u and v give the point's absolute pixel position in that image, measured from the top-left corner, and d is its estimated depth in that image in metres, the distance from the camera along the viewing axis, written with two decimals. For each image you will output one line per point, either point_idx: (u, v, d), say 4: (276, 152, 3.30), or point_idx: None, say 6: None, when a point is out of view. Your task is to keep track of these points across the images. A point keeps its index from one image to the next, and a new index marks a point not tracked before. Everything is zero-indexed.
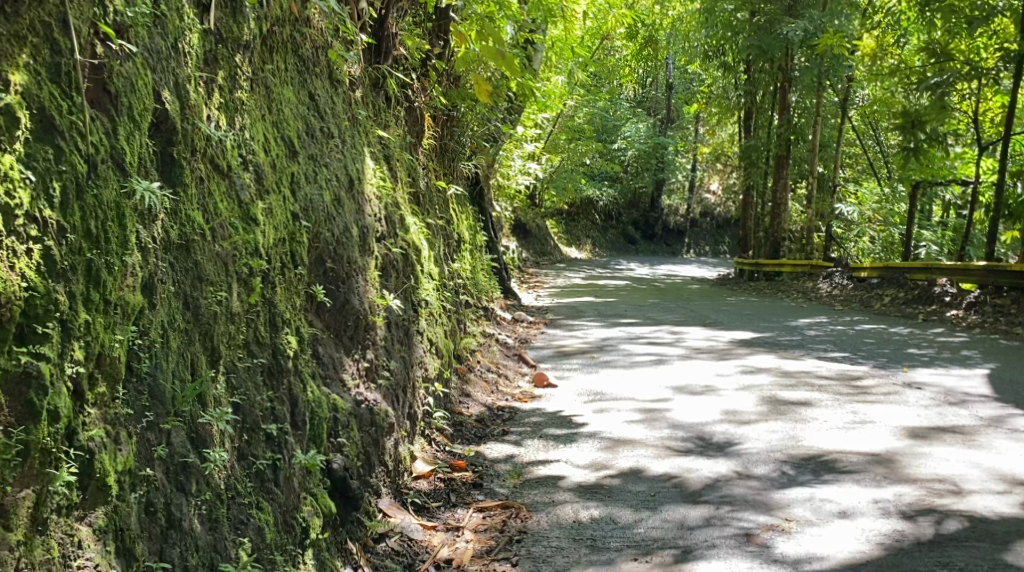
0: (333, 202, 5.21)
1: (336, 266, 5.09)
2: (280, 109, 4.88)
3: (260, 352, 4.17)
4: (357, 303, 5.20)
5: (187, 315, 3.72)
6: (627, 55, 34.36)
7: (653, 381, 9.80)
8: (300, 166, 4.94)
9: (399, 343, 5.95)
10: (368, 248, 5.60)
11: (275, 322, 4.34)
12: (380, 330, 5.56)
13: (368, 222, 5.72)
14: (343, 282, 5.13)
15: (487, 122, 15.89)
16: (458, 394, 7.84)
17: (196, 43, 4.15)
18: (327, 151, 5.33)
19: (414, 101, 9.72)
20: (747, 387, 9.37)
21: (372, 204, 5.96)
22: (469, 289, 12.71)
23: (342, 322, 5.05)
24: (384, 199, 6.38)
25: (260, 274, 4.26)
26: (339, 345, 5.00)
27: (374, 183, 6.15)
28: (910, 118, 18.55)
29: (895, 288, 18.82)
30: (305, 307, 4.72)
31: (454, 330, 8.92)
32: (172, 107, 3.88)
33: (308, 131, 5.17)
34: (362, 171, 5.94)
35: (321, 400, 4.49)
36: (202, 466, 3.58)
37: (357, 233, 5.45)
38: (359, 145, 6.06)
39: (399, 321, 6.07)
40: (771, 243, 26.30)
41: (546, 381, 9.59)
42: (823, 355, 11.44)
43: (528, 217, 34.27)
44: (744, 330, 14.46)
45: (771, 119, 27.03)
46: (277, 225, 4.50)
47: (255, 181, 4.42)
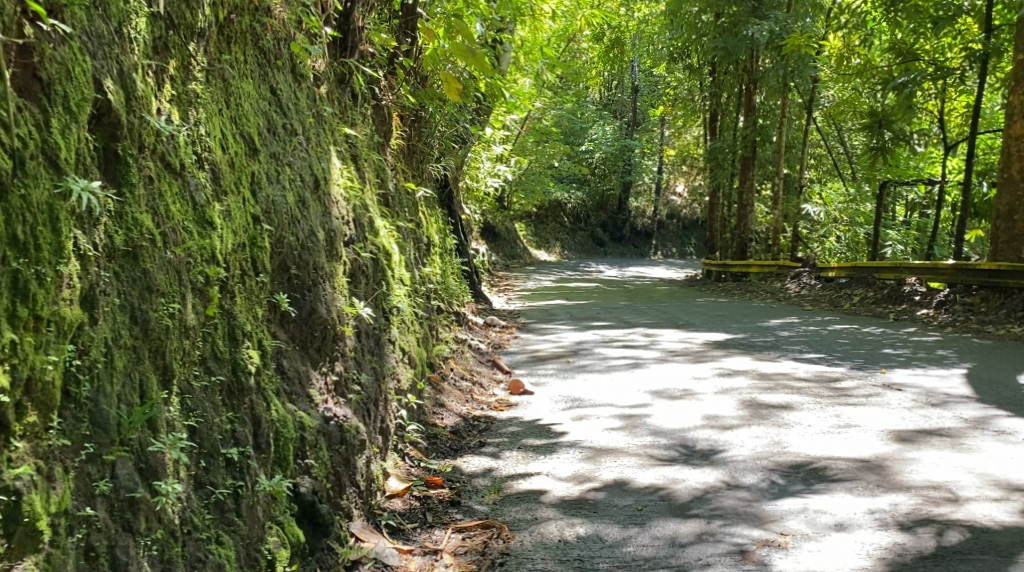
0: (298, 203, 4.90)
1: (303, 274, 4.78)
2: (239, 103, 4.54)
3: (219, 369, 3.84)
4: (325, 314, 4.90)
5: (135, 329, 3.40)
6: (593, 57, 34.17)
7: (630, 386, 9.50)
8: (261, 165, 4.61)
9: (369, 354, 5.64)
10: (335, 253, 5.27)
11: (235, 335, 4.01)
12: (348, 341, 5.26)
13: (336, 225, 5.40)
14: (310, 291, 4.82)
15: (457, 124, 15.59)
16: (432, 406, 7.52)
17: (143, 28, 3.81)
18: (290, 149, 5.01)
19: (382, 100, 9.38)
20: (727, 389, 9.10)
21: (340, 206, 5.65)
22: (440, 294, 12.37)
23: (308, 334, 4.75)
24: (351, 201, 6.07)
25: (217, 283, 3.93)
26: (305, 358, 4.69)
27: (341, 185, 5.84)
28: (878, 118, 18.34)
29: (864, 288, 18.65)
30: (267, 317, 4.40)
31: (426, 338, 8.60)
32: (116, 97, 3.54)
33: (269, 128, 4.85)
34: (329, 171, 5.62)
35: (287, 419, 4.17)
36: (154, 501, 3.26)
37: (324, 237, 5.14)
38: (325, 144, 5.75)
39: (369, 330, 5.76)
40: (738, 244, 26.19)
41: (522, 389, 9.28)
42: (800, 357, 11.16)
43: (497, 220, 33.99)
44: (717, 332, 14.21)
45: (737, 121, 26.90)
46: (235, 229, 4.18)
47: (211, 180, 4.08)
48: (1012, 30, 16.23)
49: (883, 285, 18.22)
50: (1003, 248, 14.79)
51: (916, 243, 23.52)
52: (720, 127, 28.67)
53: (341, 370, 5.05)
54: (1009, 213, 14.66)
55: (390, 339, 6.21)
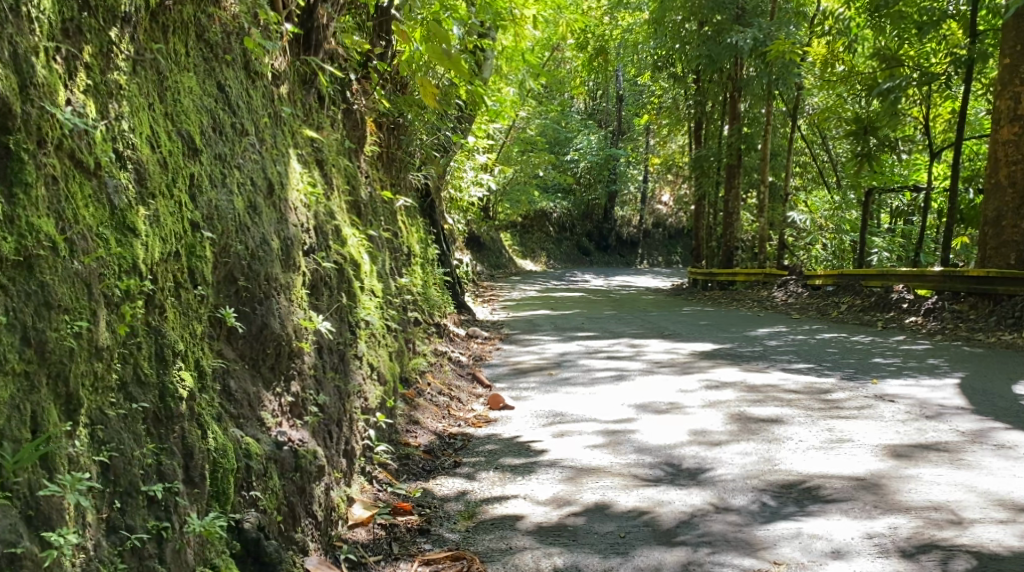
0: (249, 209, 4.54)
1: (254, 287, 4.41)
2: (175, 99, 4.21)
3: (143, 395, 3.55)
4: (279, 329, 4.53)
5: (27, 353, 3.12)
6: (577, 66, 33.84)
7: (615, 400, 9.12)
8: (203, 167, 4.27)
9: (332, 371, 5.28)
10: (293, 262, 4.90)
11: (163, 354, 3.69)
12: (308, 358, 4.87)
13: (295, 233, 5.04)
14: (263, 304, 4.46)
15: (437, 131, 15.21)
16: (405, 424, 7.13)
17: (48, 9, 3.50)
18: (240, 150, 4.67)
19: (352, 102, 8.96)
20: (714, 402, 8.74)
21: (299, 212, 5.27)
22: (418, 304, 11.99)
23: (259, 351, 4.38)
24: (314, 207, 5.70)
25: (137, 296, 3.60)
26: (256, 379, 4.32)
27: (302, 190, 5.46)
28: (863, 124, 17.78)
29: (852, 296, 18.33)
30: (208, 334, 4.07)
31: (400, 352, 8.21)
32: (8, 83, 3.22)
33: (216, 126, 4.50)
34: (287, 175, 5.26)
35: (227, 447, 3.86)
36: (42, 554, 2.96)
37: (280, 245, 4.78)
38: (283, 145, 5.38)
39: (333, 345, 5.40)
40: (724, 252, 25.87)
41: (502, 404, 8.89)
42: (788, 367, 10.78)
43: (482, 230, 33.62)
44: (704, 341, 13.84)
45: (721, 129, 26.61)
46: (166, 236, 3.85)
47: (135, 181, 3.76)
48: (998, 34, 15.79)
49: (870, 292, 17.91)
50: (992, 254, 14.45)
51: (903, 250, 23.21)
52: (706, 135, 28.36)
53: (299, 390, 4.68)
54: (997, 219, 14.33)
55: (357, 354, 5.84)
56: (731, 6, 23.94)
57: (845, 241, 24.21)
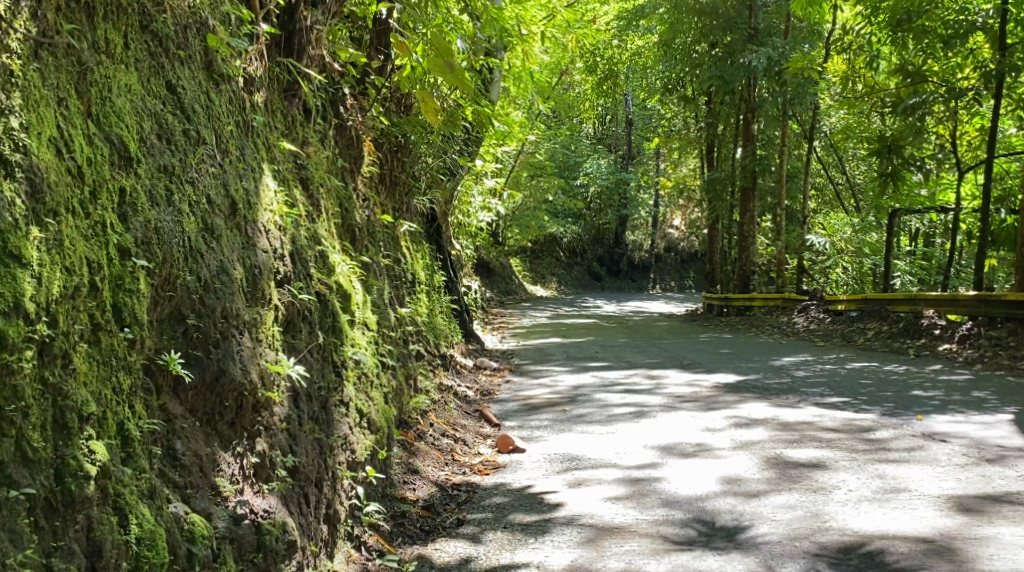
0: (201, 234, 3.96)
1: (204, 327, 3.80)
2: (101, 101, 3.64)
3: (29, 479, 2.93)
4: (241, 376, 3.91)
5: None
6: (586, 89, 33.17)
7: (635, 440, 8.35)
8: (135, 183, 3.69)
9: (311, 422, 4.60)
10: (260, 296, 4.25)
11: (65, 421, 3.09)
12: (277, 410, 4.16)
13: (266, 260, 4.41)
14: (220, 347, 3.86)
15: (444, 154, 14.51)
16: (402, 476, 6.38)
17: None
18: (194, 164, 4.09)
19: (345, 113, 8.15)
20: (745, 443, 7.96)
21: (273, 235, 4.62)
22: (422, 334, 11.25)
23: (213, 402, 3.77)
24: (294, 229, 4.99)
25: (21, 339, 2.98)
26: (211, 439, 3.72)
27: (278, 208, 4.77)
28: (887, 141, 16.52)
29: (877, 322, 17.53)
30: (143, 385, 3.49)
31: (399, 391, 7.47)
32: None
33: (157, 134, 3.93)
34: (259, 192, 4.64)
35: (157, 533, 3.25)
36: None
37: (246, 277, 4.19)
38: (255, 159, 4.78)
39: (313, 390, 4.73)
40: (739, 276, 25.06)
41: (511, 446, 8.11)
42: (820, 402, 9.97)
43: (491, 256, 32.89)
44: (727, 373, 13.03)
45: (735, 152, 25.86)
46: (71, 264, 3.22)
47: (28, 195, 3.12)
48: None
49: (898, 318, 17.08)
50: None
51: (926, 273, 22.36)
52: (718, 158, 27.56)
53: (269, 450, 4.05)
54: None
55: (344, 400, 5.13)
56: (742, 26, 23.34)
57: (866, 264, 23.35)
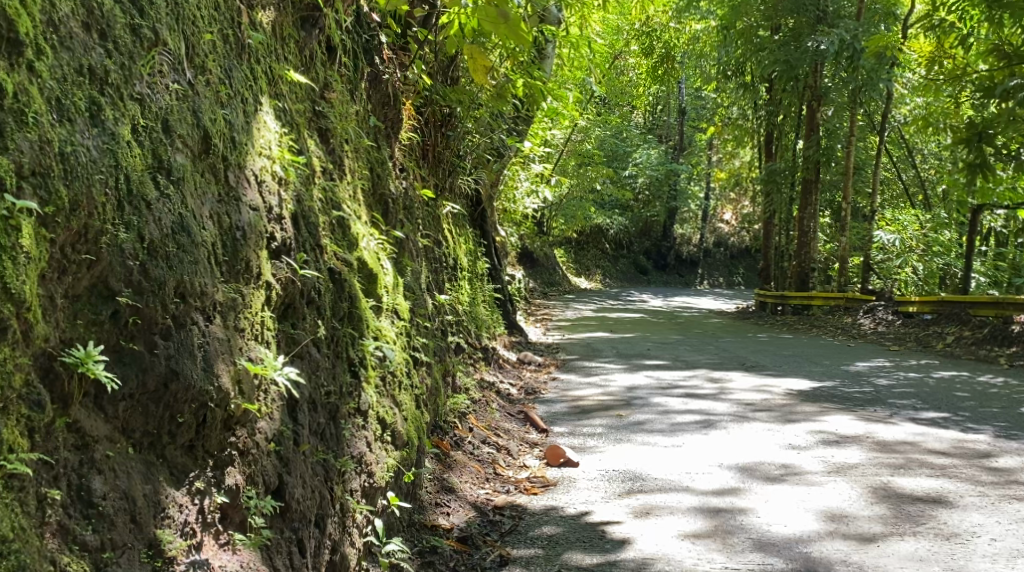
0: (147, 172, 3.17)
1: (144, 306, 3.02)
2: None
3: None
4: (201, 382, 3.14)
5: None
6: (639, 74, 31.82)
7: (709, 456, 7.23)
8: (20, 82, 2.76)
9: (313, 440, 3.67)
10: (238, 271, 3.48)
11: None
12: (260, 427, 3.39)
13: (253, 219, 3.65)
14: (172, 338, 3.09)
15: (492, 130, 13.36)
16: (433, 496, 5.24)
17: None
18: (141, 74, 3.28)
19: (380, 63, 6.92)
20: (842, 468, 6.81)
21: (266, 187, 3.83)
22: (462, 322, 10.12)
23: (155, 417, 3.02)
24: (304, 189, 4.14)
25: None
26: (154, 471, 3.00)
27: (273, 156, 3.94)
28: (976, 129, 15.09)
29: (957, 326, 16.44)
30: (25, 394, 2.63)
31: (433, 390, 6.33)
32: None
33: (71, 28, 3.04)
34: (248, 130, 3.85)
35: None
36: None
37: (218, 238, 3.42)
38: (250, 90, 3.98)
39: (318, 397, 3.77)
40: (798, 273, 23.64)
41: (563, 458, 6.91)
42: (917, 419, 8.83)
43: (536, 245, 31.63)
44: (800, 380, 11.86)
45: (796, 142, 24.38)
46: None
47: None
48: None
49: (982, 324, 15.84)
50: None
51: (1003, 275, 20.93)
52: (777, 149, 26.02)
53: (243, 483, 3.27)
54: None
55: (362, 409, 4.06)
56: (810, 7, 21.78)
57: (937, 263, 21.81)
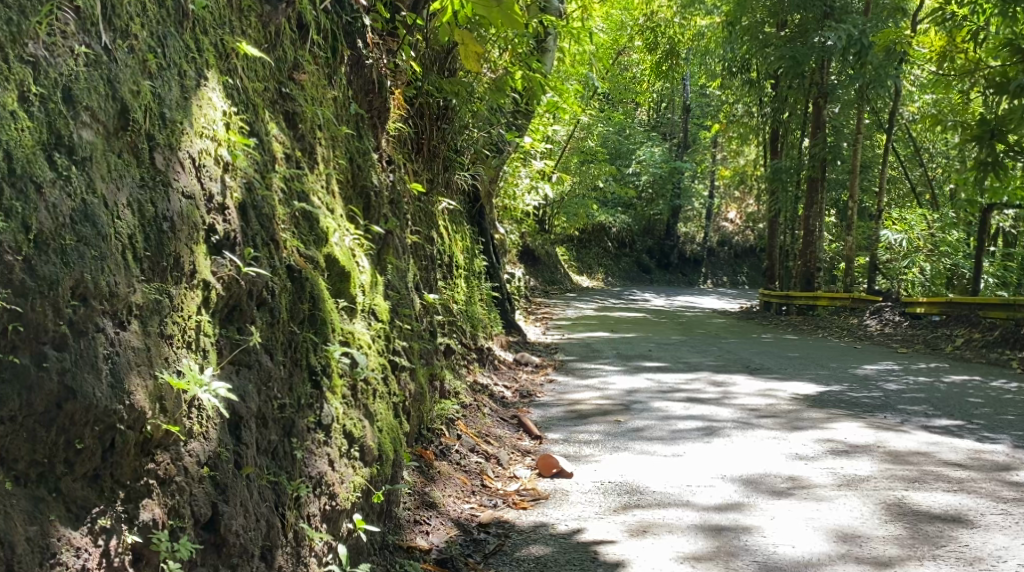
0: (38, 149, 2.86)
1: (28, 310, 2.72)
2: None
3: None
4: (106, 400, 2.84)
5: None
6: (643, 71, 31.38)
7: (712, 467, 6.86)
8: None
9: (262, 459, 3.47)
10: (161, 267, 3.21)
11: None
12: (191, 447, 3.15)
13: (185, 208, 3.40)
14: (69, 348, 2.81)
15: (490, 125, 12.96)
16: (411, 514, 4.85)
17: None
18: (36, 34, 2.97)
19: (363, 47, 6.53)
20: (853, 481, 6.44)
21: (207, 172, 3.60)
22: (454, 321, 9.73)
23: (45, 443, 2.72)
24: (256, 177, 3.94)
25: None
26: (47, 507, 2.70)
27: (214, 136, 3.69)
28: (988, 126, 14.68)
29: (966, 328, 16.06)
30: None
31: (417, 396, 5.95)
32: None
33: None
34: (187, 109, 3.59)
35: None
36: None
37: (137, 229, 3.15)
38: (191, 62, 3.71)
39: (268, 411, 3.58)
40: (804, 273, 23.23)
41: (555, 468, 6.51)
42: (930, 428, 8.48)
43: (537, 243, 31.20)
44: (806, 384, 11.49)
45: (802, 139, 23.94)
46: None
47: None
48: None
49: (993, 327, 15.48)
50: None
51: (1013, 276, 20.53)
52: (782, 146, 25.56)
53: (165, 517, 3.00)
54: None
55: (326, 423, 3.88)
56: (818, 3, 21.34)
57: (944, 264, 21.37)
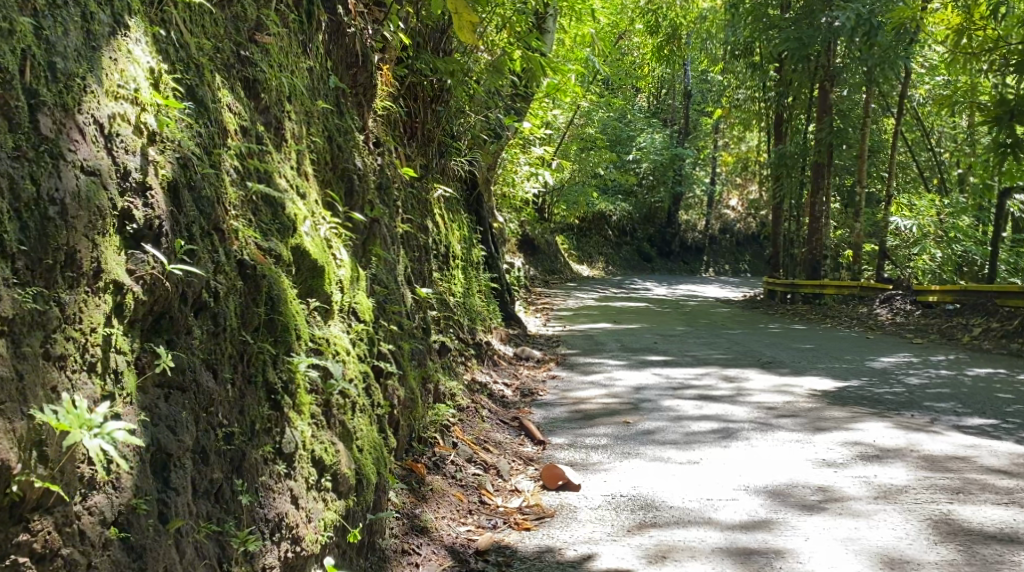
0: None
1: None
2: None
3: None
4: None
5: None
6: (644, 55, 30.62)
7: (732, 475, 6.32)
8: None
9: (199, 511, 3.15)
10: (35, 262, 2.79)
11: None
12: (88, 505, 2.77)
13: (84, 187, 3.00)
14: None
15: (486, 109, 12.32)
16: (399, 543, 4.34)
17: None
18: None
19: (344, 14, 5.90)
20: (888, 492, 5.86)
21: (123, 142, 3.22)
22: (450, 315, 9.14)
23: None
24: (196, 152, 3.60)
25: None
26: None
27: (133, 97, 3.32)
28: (1008, 106, 14.00)
29: (983, 318, 15.46)
30: None
31: (407, 401, 5.36)
32: None
33: None
34: (95, 62, 3.21)
35: None
36: None
37: (6, 214, 2.74)
38: (104, 5, 3.34)
39: (210, 443, 3.28)
40: (810, 260, 22.58)
41: (562, 480, 5.88)
42: (965, 430, 7.94)
43: (536, 232, 30.55)
44: (823, 379, 10.92)
45: (807, 124, 23.22)
46: None
47: None
48: None
49: (1012, 316, 14.87)
50: None
51: None
52: (787, 131, 24.86)
53: None
54: None
55: (287, 451, 3.61)
56: None
57: (955, 251, 20.71)
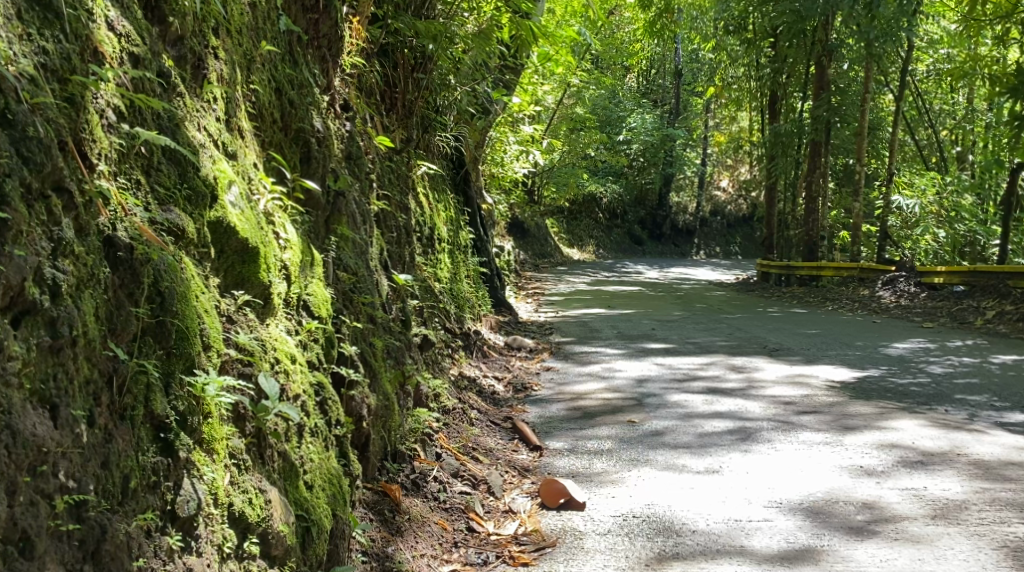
0: None
1: None
2: None
3: None
4: None
5: None
6: (635, 31, 29.52)
7: (761, 486, 5.48)
8: None
9: None
10: None
11: None
12: None
13: None
14: None
15: (472, 80, 11.34)
16: None
17: None
18: None
19: None
20: (946, 507, 5.02)
21: None
22: (434, 302, 8.26)
23: None
24: (32, 73, 2.84)
25: None
26: None
27: None
28: None
29: (996, 300, 14.63)
30: None
31: (380, 409, 4.50)
32: None
33: None
34: None
35: None
36: None
37: None
38: None
39: (41, 526, 2.55)
40: (808, 242, 21.68)
41: (563, 498, 5.00)
42: (1010, 429, 7.08)
43: (526, 214, 29.68)
44: (839, 369, 10.04)
45: (805, 100, 22.21)
46: None
47: None
48: None
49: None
50: None
51: None
52: (783, 108, 23.90)
53: None
54: None
55: (182, 516, 2.96)
56: None
57: (959, 231, 19.82)
